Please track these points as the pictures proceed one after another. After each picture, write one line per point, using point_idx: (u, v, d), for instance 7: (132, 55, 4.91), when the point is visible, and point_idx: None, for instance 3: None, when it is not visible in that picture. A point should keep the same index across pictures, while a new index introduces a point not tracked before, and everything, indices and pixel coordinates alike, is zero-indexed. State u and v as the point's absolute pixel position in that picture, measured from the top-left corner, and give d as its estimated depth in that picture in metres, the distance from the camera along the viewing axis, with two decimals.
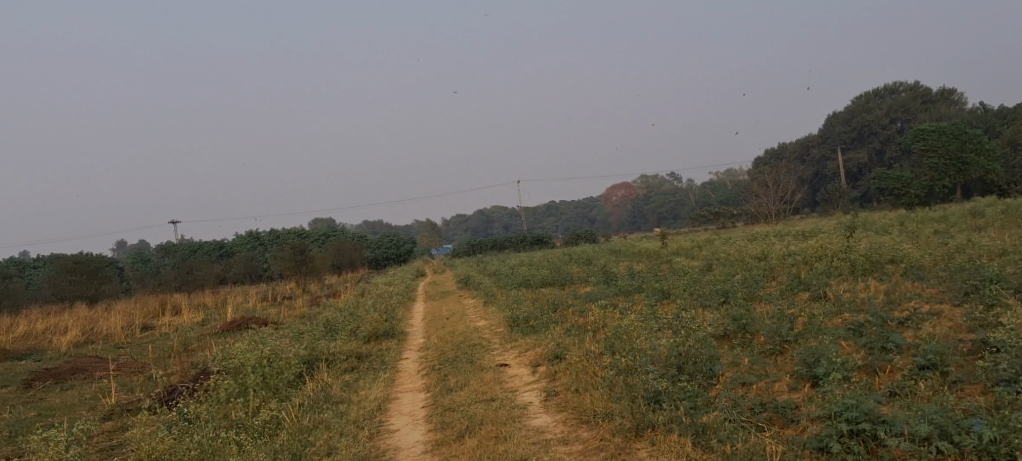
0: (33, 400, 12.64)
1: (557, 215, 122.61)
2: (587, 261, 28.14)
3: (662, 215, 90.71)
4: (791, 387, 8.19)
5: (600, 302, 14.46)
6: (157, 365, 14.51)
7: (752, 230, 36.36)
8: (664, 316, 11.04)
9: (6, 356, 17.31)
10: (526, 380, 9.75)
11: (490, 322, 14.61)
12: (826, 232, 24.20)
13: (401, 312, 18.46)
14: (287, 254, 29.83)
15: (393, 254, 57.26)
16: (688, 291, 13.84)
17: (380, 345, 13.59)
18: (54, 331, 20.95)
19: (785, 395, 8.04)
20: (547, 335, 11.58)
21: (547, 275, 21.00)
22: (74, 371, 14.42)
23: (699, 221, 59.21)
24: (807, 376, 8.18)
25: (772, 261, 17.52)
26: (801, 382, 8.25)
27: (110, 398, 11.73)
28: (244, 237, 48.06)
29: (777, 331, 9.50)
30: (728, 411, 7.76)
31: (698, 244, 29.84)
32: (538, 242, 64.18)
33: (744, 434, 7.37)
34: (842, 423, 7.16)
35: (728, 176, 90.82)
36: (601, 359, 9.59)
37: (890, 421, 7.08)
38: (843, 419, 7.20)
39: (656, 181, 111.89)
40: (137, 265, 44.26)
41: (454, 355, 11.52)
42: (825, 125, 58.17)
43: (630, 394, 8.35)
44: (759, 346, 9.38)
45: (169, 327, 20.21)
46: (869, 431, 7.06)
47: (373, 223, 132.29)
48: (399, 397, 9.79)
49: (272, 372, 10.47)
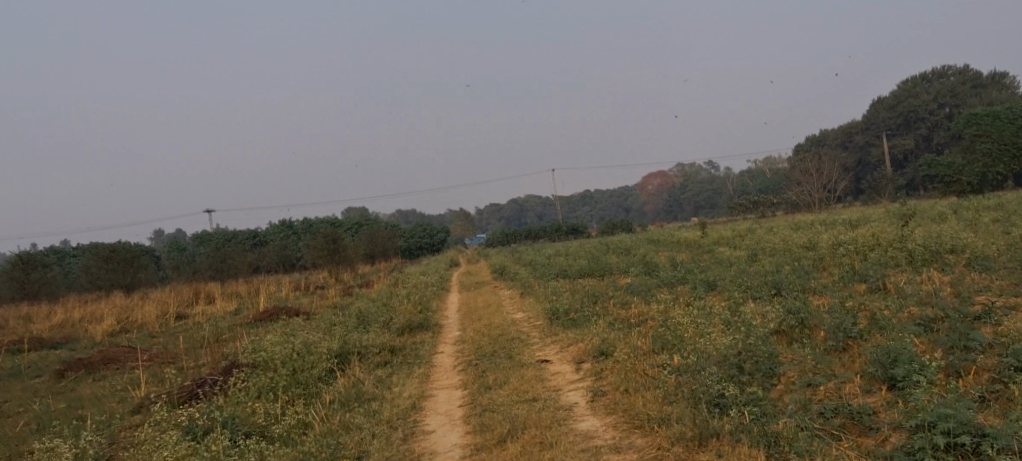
0: (64, 391, 12.50)
1: (592, 205, 121.60)
2: (626, 250, 27.43)
3: (699, 205, 89.35)
4: (863, 391, 7.60)
5: (642, 294, 13.90)
6: (189, 356, 14.30)
7: (794, 219, 35.38)
8: (713, 309, 10.42)
9: (42, 347, 17.29)
10: (570, 378, 9.23)
11: (528, 314, 14.16)
12: (875, 221, 23.23)
13: (436, 303, 18.03)
14: (322, 244, 29.73)
15: (427, 243, 57.09)
16: (737, 282, 13.17)
17: (415, 337, 13.19)
18: (91, 319, 21.01)
19: (859, 399, 7.45)
20: (590, 330, 11.04)
21: (585, 265, 20.47)
22: (107, 361, 14.29)
23: (737, 210, 57.99)
24: (882, 378, 7.55)
25: (821, 251, 16.72)
26: (873, 384, 7.64)
27: (140, 390, 11.56)
28: (280, 226, 48.21)
29: (839, 326, 8.85)
30: (799, 418, 7.18)
31: (738, 233, 29.00)
32: (574, 232, 63.52)
33: (821, 446, 6.76)
34: (937, 435, 6.52)
35: (766, 165, 89.08)
36: (651, 359, 9.03)
37: (993, 434, 6.41)
38: (937, 430, 6.56)
39: (692, 170, 110.25)
40: (176, 254, 44.67)
41: (492, 349, 11.04)
42: (868, 110, 56.48)
43: (688, 397, 7.80)
44: (821, 343, 8.75)
45: (204, 317, 20.08)
46: (970, 444, 6.39)
47: (408, 212, 132.66)
48: (435, 395, 9.35)
49: (304, 366, 10.09)
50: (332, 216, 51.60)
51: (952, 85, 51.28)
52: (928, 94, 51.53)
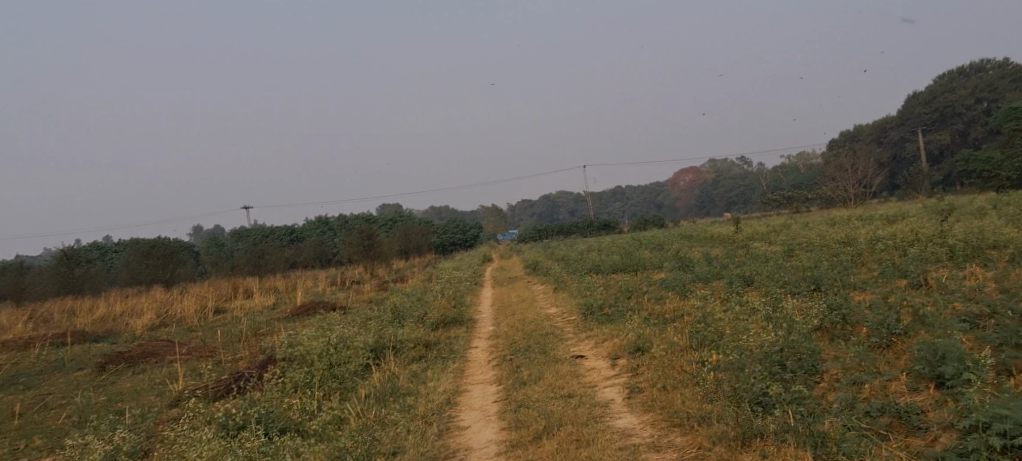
0: (105, 384, 12.72)
1: (623, 200, 120.99)
2: (659, 246, 27.20)
3: (731, 201, 88.42)
4: (910, 389, 7.40)
5: (677, 290, 13.76)
6: (226, 350, 14.47)
7: (829, 215, 34.89)
8: (751, 304, 10.25)
9: (84, 340, 17.63)
10: (606, 374, 9.14)
11: (561, 309, 14.09)
12: (913, 216, 22.77)
13: (469, 298, 18.03)
14: (355, 240, 29.91)
15: (459, 238, 57.23)
16: (774, 277, 12.96)
17: (448, 332, 13.21)
18: (130, 313, 21.38)
19: (906, 398, 7.26)
20: (625, 325, 10.93)
21: (617, 261, 20.34)
22: (147, 355, 14.52)
23: (770, 206, 57.29)
24: (931, 377, 7.35)
25: (860, 247, 16.39)
26: (920, 382, 7.44)
27: (178, 383, 11.73)
28: (314, 222, 48.65)
29: (883, 322, 8.64)
30: (846, 417, 7.01)
31: (773, 229, 28.60)
32: (605, 228, 63.24)
33: (870, 446, 6.59)
34: (991, 436, 6.31)
35: (800, 160, 87.82)
36: (689, 355, 8.90)
37: None
38: (992, 431, 6.34)
39: (725, 165, 109.05)
40: (212, 249, 45.32)
41: (526, 344, 10.98)
42: (904, 104, 55.35)
43: (727, 396, 7.66)
44: (864, 339, 8.55)
45: (240, 311, 20.32)
46: None
47: (439, 208, 133.17)
48: (470, 390, 9.31)
49: (339, 361, 10.12)
50: (365, 212, 51.94)
51: (990, 79, 49.69)
52: (966, 88, 50.23)
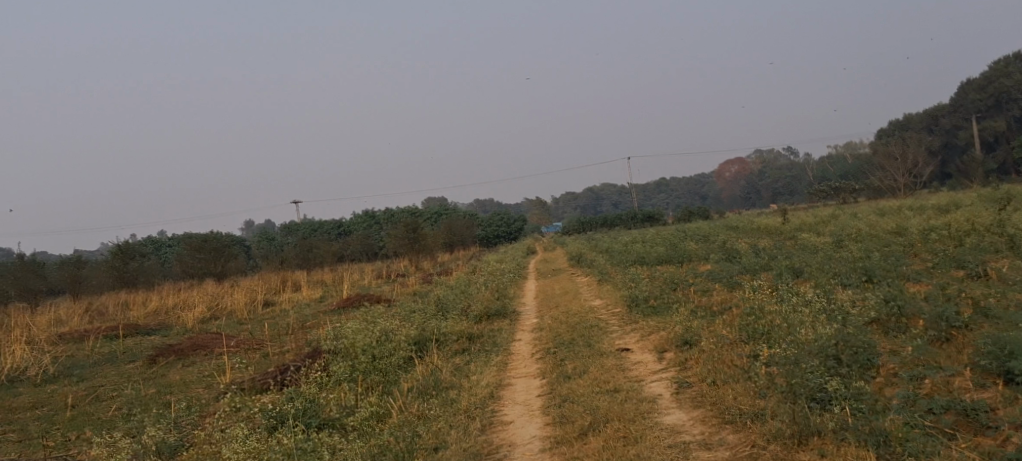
0: (155, 377, 12.95)
1: (668, 191, 119.71)
2: (704, 237, 26.77)
3: (778, 191, 86.86)
4: (976, 385, 7.06)
5: (725, 281, 13.46)
6: (273, 342, 14.63)
7: (879, 205, 33.92)
8: (802, 296, 9.92)
9: (136, 332, 18.00)
10: (652, 369, 8.94)
11: (606, 301, 13.91)
12: (969, 205, 21.98)
13: (512, 290, 17.93)
14: (399, 233, 30.02)
15: (502, 231, 57.21)
16: (824, 268, 12.59)
17: (492, 324, 13.12)
18: (181, 306, 21.78)
19: (972, 394, 6.91)
20: (672, 317, 10.70)
21: (663, 252, 20.02)
22: (195, 347, 14.74)
23: (818, 196, 56.05)
24: (998, 372, 7.00)
25: (913, 236, 15.84)
26: (986, 378, 7.09)
27: (225, 376, 11.88)
28: (360, 215, 49.06)
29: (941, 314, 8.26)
30: (908, 415, 6.70)
31: (821, 219, 27.91)
32: (649, 219, 62.59)
33: (938, 446, 6.26)
34: None
35: (848, 149, 85.81)
36: (740, 348, 8.65)
37: None
38: None
39: (771, 156, 107.12)
40: (261, 243, 46.05)
41: (570, 337, 10.82)
42: (957, 91, 53.60)
43: (781, 392, 7.41)
44: (921, 332, 8.19)
45: (287, 304, 20.56)
46: None
47: (484, 201, 133.46)
48: (513, 384, 9.19)
49: (381, 353, 10.08)
50: (410, 205, 52.23)
51: None
52: None
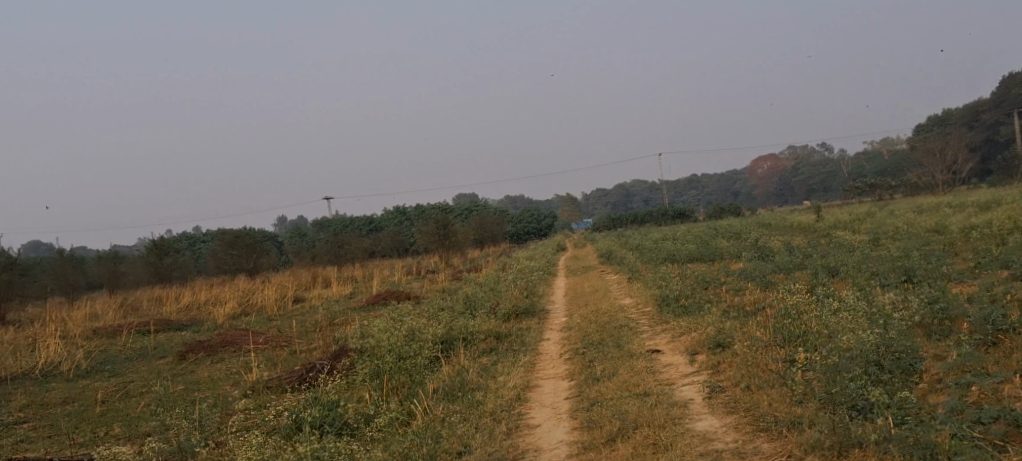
0: (184, 373, 13.03)
1: (700, 188, 118.59)
2: (737, 235, 26.34)
3: (812, 188, 85.52)
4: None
5: (758, 280, 13.18)
6: (301, 339, 14.65)
7: (918, 202, 33.16)
8: (839, 298, 9.63)
9: (168, 328, 18.18)
10: (683, 371, 8.73)
11: (637, 300, 13.69)
12: (1013, 202, 21.33)
13: (541, 288, 17.78)
14: (430, 230, 29.99)
15: (533, 228, 57.02)
16: (862, 268, 12.25)
17: (521, 323, 12.99)
18: (213, 301, 21.97)
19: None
20: (704, 317, 10.47)
21: (695, 250, 19.71)
22: (225, 343, 14.83)
23: (854, 193, 55.03)
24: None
25: (955, 234, 15.38)
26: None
27: (252, 373, 11.90)
28: (390, 212, 49.21)
29: (986, 317, 7.94)
30: (955, 426, 6.42)
31: (858, 216, 27.32)
32: (681, 216, 61.95)
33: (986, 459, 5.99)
34: None
35: (885, 145, 84.17)
36: (775, 352, 8.41)
37: None
38: None
39: (805, 152, 105.53)
40: (293, 239, 46.41)
41: (599, 337, 10.64)
42: (999, 86, 52.21)
43: (820, 400, 7.17)
44: (966, 335, 7.88)
45: (318, 300, 20.62)
46: None
47: (514, 197, 133.36)
48: (541, 386, 9.05)
49: (408, 352, 10.00)
50: (440, 201, 52.28)
51: None
52: None
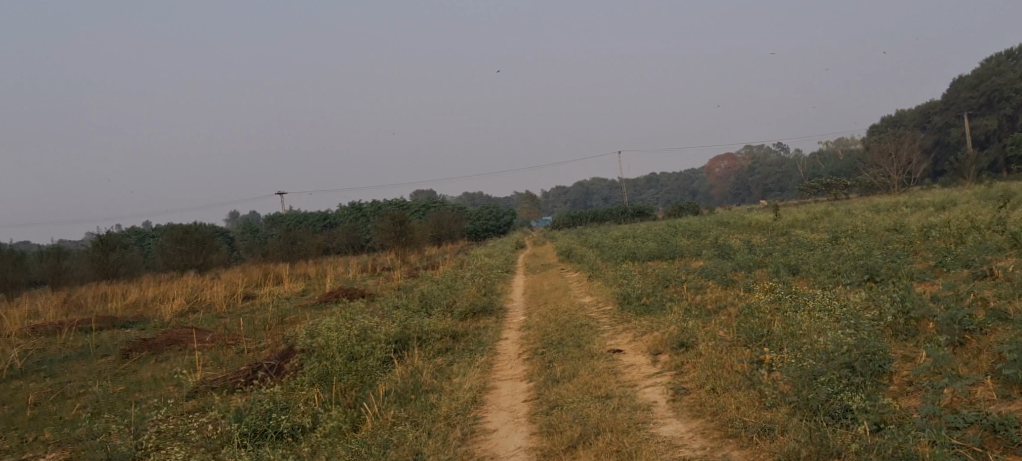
0: (125, 373, 12.41)
1: (658, 186, 119.52)
2: (696, 234, 26.34)
3: (768, 188, 86.70)
4: (1000, 395, 6.67)
5: (718, 279, 13.05)
6: (250, 338, 14.12)
7: (873, 201, 33.61)
8: (802, 298, 9.47)
9: (112, 326, 17.44)
10: (646, 372, 8.49)
11: (596, 298, 13.46)
12: (965, 203, 21.67)
13: (500, 286, 17.45)
14: (386, 226, 29.41)
15: (492, 225, 56.65)
16: (821, 266, 12.17)
17: (478, 322, 12.67)
18: (161, 298, 21.21)
19: (998, 406, 6.52)
20: (665, 316, 10.25)
21: (654, 248, 19.60)
22: (171, 342, 14.21)
23: (809, 193, 55.81)
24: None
25: (911, 234, 15.48)
26: (1011, 388, 6.71)
27: (196, 373, 11.39)
28: (346, 208, 48.40)
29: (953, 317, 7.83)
30: (933, 432, 6.29)
31: (814, 215, 27.55)
32: (639, 215, 62.15)
33: None
34: None
35: (839, 146, 85.66)
36: (740, 354, 8.20)
37: None
38: None
39: (761, 152, 107.00)
40: (246, 234, 45.35)
41: (558, 337, 10.36)
42: (948, 89, 53.41)
43: (791, 405, 6.99)
44: (932, 335, 7.78)
45: (270, 297, 20.00)
46: None
47: (473, 194, 132.81)
48: (498, 387, 8.73)
49: (359, 353, 9.59)
50: (398, 198, 51.62)
51: None
52: (1014, 71, 48.12)
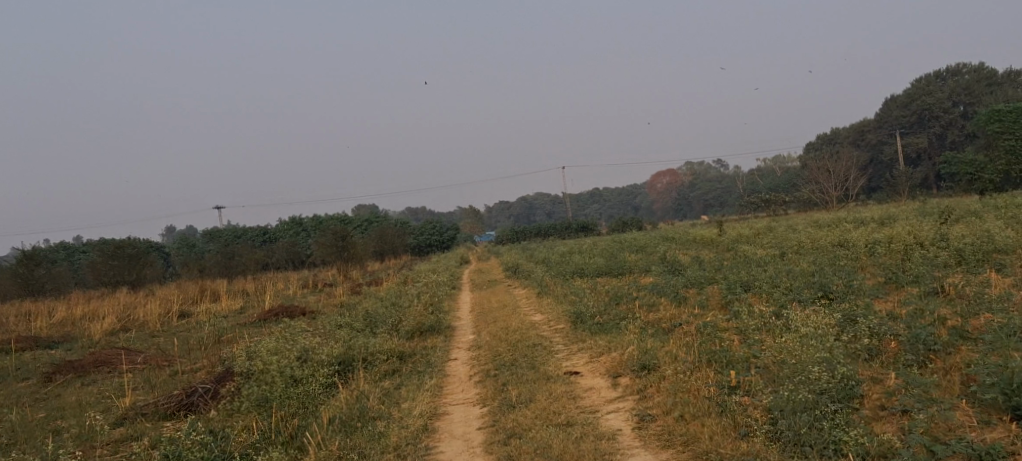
0: (47, 398, 11.55)
1: (601, 201, 120.51)
2: (642, 249, 26.34)
3: (708, 203, 88.15)
4: (982, 421, 6.61)
5: (670, 295, 12.89)
6: (186, 359, 13.37)
7: (812, 217, 34.25)
8: (759, 320, 9.29)
9: (35, 346, 16.41)
10: (607, 397, 8.18)
11: (548, 316, 13.15)
12: (903, 219, 22.17)
13: (447, 303, 16.98)
14: (329, 241, 28.65)
15: (436, 240, 56.05)
16: (774, 283, 12.11)
17: (426, 341, 12.21)
18: (89, 316, 20.11)
19: (979, 433, 6.44)
20: (621, 336, 9.99)
21: (602, 263, 19.45)
22: (99, 363, 13.36)
23: (749, 209, 56.83)
24: (1005, 407, 6.54)
25: (857, 250, 15.64)
26: (990, 413, 6.66)
27: (126, 397, 10.65)
28: (287, 222, 47.24)
29: (917, 336, 7.79)
30: None
31: (757, 231, 27.87)
32: (584, 230, 62.31)
33: None
34: None
35: (776, 163, 87.62)
36: (705, 378, 7.96)
37: None
38: None
39: (701, 168, 108.91)
40: (182, 249, 43.79)
41: (511, 357, 9.98)
42: (880, 108, 55.12)
43: (765, 435, 6.77)
44: (898, 358, 7.72)
45: (206, 314, 19.11)
46: None
47: (417, 209, 131.79)
48: (450, 413, 8.31)
49: (300, 377, 9.04)
50: (339, 213, 50.64)
51: (966, 82, 49.70)
52: (943, 92, 50.24)
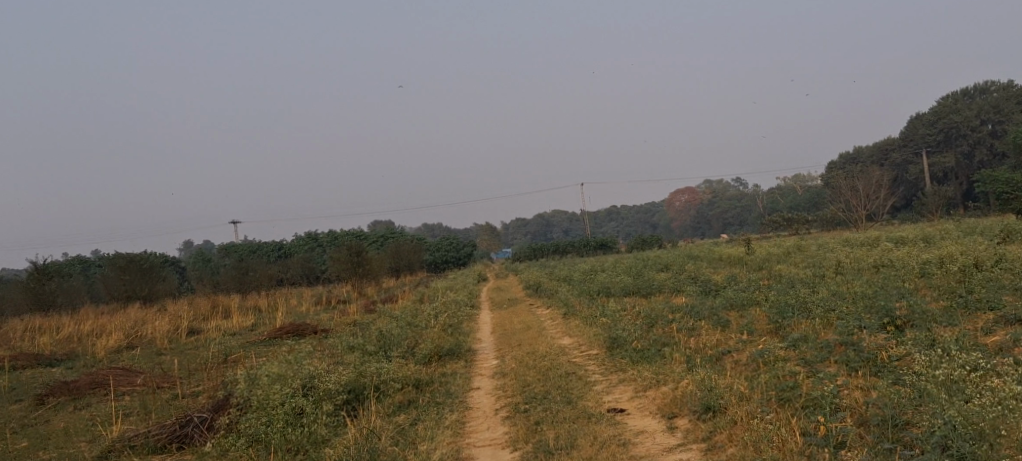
0: (35, 424, 10.65)
1: (619, 218, 119.37)
2: (666, 267, 25.25)
3: (727, 222, 87.02)
4: None
5: (712, 318, 11.82)
6: (187, 381, 12.45)
7: (840, 237, 32.92)
8: (827, 359, 8.20)
9: (38, 364, 15.57)
10: (665, 446, 7.17)
11: (577, 340, 12.10)
12: (943, 239, 20.99)
13: (467, 324, 15.99)
14: (343, 256, 27.71)
15: (453, 256, 55.08)
16: (827, 306, 10.94)
17: (444, 367, 11.17)
18: (96, 331, 19.30)
19: None
20: (669, 367, 8.95)
21: (630, 282, 18.37)
22: (96, 385, 12.41)
23: (769, 227, 55.35)
24: None
25: (909, 270, 14.47)
26: None
27: (116, 425, 9.76)
28: (304, 238, 46.47)
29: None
30: None
31: (786, 250, 26.70)
32: (603, 247, 61.19)
33: None
34: None
35: (796, 182, 85.98)
36: (779, 427, 6.91)
37: None
38: None
39: (720, 186, 107.63)
40: (197, 264, 43.14)
41: (542, 389, 8.91)
42: (906, 126, 53.68)
43: None
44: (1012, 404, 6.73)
45: (216, 332, 18.18)
46: None
47: (434, 225, 131.30)
48: (475, 458, 7.30)
49: (310, 422, 8.08)
50: (356, 228, 49.86)
51: (995, 101, 47.75)
52: (970, 110, 48.14)
